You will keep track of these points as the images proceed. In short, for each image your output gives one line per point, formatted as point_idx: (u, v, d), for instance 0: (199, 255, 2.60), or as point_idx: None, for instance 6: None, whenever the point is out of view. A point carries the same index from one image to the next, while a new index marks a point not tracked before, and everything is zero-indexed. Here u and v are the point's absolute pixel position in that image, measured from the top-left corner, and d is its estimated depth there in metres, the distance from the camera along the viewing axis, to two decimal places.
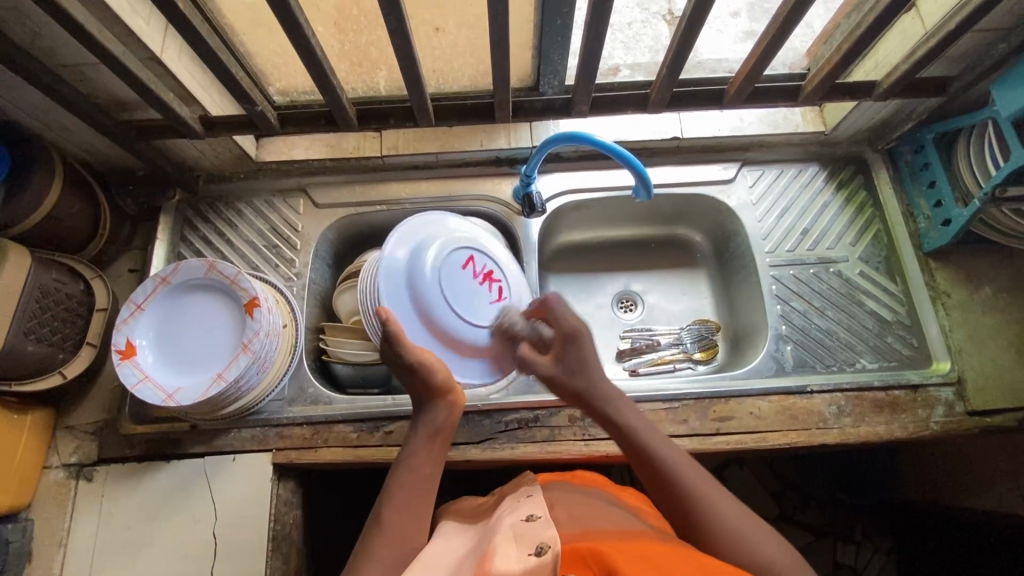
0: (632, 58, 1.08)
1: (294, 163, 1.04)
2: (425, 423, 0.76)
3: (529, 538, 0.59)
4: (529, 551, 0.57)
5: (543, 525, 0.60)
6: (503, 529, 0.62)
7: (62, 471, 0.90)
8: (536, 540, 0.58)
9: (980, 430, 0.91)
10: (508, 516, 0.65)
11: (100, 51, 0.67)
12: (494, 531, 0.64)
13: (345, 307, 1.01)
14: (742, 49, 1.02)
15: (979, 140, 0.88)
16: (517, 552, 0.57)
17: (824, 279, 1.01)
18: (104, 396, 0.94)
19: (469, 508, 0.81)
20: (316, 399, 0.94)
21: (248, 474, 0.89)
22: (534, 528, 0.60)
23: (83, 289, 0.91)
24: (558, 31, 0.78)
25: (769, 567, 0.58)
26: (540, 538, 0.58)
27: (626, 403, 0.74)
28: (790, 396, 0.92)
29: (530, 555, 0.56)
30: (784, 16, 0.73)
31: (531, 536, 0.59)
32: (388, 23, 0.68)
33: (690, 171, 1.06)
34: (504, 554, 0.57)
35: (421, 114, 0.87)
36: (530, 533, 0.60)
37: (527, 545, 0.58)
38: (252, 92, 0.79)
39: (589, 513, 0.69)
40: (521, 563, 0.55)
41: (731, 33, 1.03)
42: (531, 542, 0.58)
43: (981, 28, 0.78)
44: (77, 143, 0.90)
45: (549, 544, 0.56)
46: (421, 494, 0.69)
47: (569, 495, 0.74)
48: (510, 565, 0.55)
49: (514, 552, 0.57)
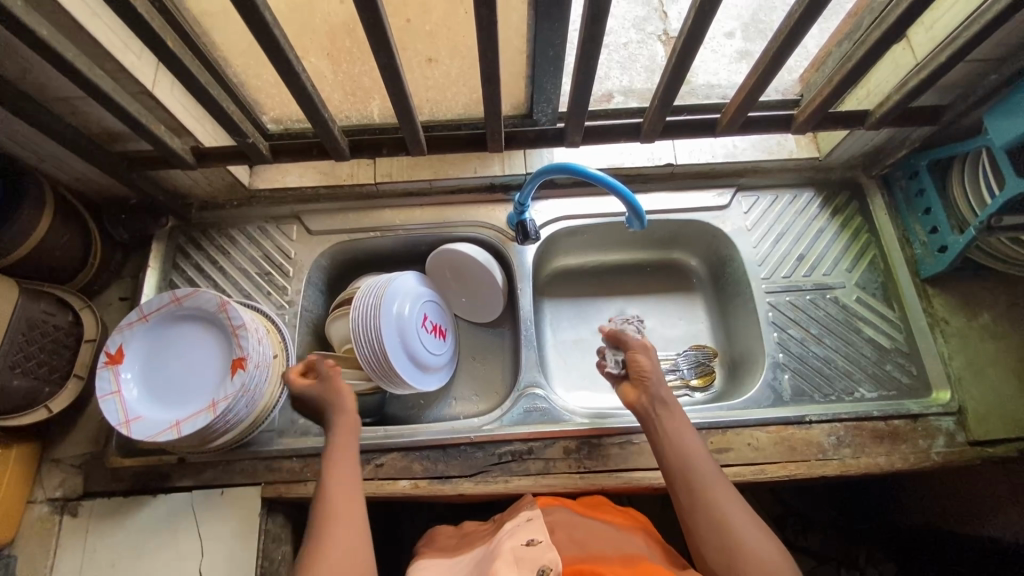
0: (628, 78, 1.09)
1: (288, 190, 1.04)
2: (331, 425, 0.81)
3: (530, 561, 0.60)
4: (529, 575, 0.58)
5: (543, 548, 0.61)
6: (504, 551, 0.63)
7: (46, 506, 0.88)
8: (537, 563, 0.59)
9: (981, 461, 0.89)
10: (509, 538, 0.66)
11: (90, 88, 0.66)
12: (494, 553, 0.65)
13: (337, 335, 1.00)
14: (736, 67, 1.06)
15: (972, 168, 0.88)
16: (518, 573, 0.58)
17: (821, 306, 1.00)
18: (91, 428, 0.93)
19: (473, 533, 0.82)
20: (307, 431, 0.92)
21: (237, 508, 0.87)
22: (534, 551, 0.61)
23: (71, 320, 0.90)
24: (550, 62, 0.78)
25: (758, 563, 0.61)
26: (541, 561, 0.59)
27: (672, 400, 0.77)
28: (789, 427, 0.90)
29: None
30: (773, 51, 0.73)
31: (532, 558, 0.60)
32: (379, 60, 0.68)
33: (685, 197, 1.06)
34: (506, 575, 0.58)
35: (414, 145, 0.87)
36: (530, 556, 0.60)
37: (528, 567, 0.59)
38: (243, 124, 0.79)
39: (591, 533, 0.69)
40: None
41: (726, 54, 1.07)
42: (532, 565, 0.59)
43: (974, 59, 0.78)
44: (69, 173, 0.90)
45: (549, 568, 0.57)
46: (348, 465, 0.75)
47: (571, 517, 0.72)
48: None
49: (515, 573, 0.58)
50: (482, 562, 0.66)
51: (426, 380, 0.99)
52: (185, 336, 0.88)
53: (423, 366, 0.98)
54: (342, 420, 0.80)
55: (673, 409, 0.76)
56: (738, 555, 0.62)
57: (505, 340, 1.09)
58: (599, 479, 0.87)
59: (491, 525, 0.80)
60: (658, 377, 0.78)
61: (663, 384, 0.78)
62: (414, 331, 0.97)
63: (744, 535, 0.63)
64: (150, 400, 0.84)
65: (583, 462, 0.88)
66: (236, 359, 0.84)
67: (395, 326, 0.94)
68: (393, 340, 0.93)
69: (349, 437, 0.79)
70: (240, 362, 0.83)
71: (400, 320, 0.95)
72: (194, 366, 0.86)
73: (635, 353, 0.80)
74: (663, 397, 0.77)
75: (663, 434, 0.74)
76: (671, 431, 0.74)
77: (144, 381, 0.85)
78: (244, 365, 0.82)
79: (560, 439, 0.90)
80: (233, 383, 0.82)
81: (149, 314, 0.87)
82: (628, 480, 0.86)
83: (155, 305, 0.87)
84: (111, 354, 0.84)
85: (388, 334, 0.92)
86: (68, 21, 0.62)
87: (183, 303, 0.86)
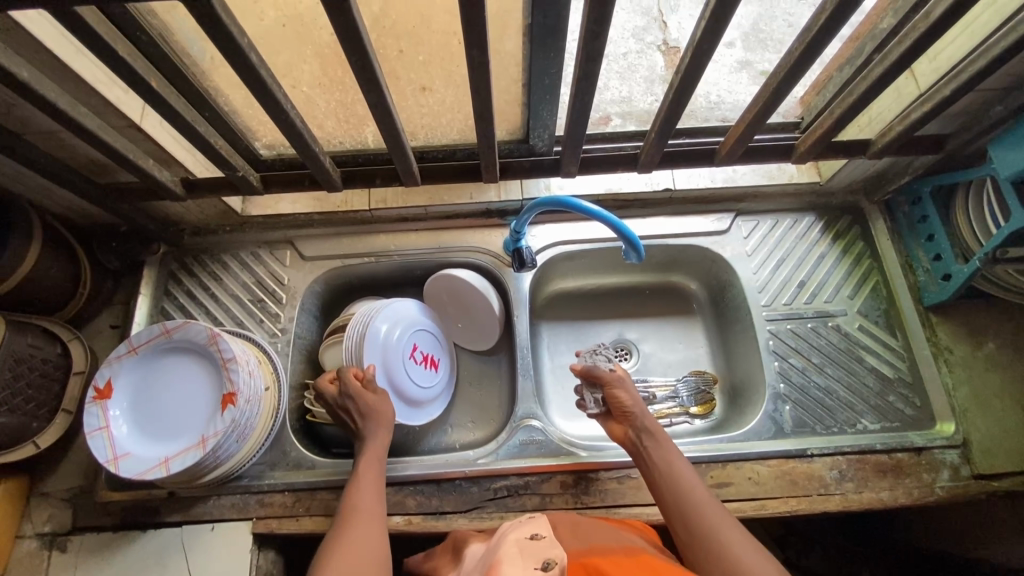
0: (627, 87, 1.08)
1: (281, 217, 1.03)
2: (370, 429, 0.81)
3: (535, 553, 0.55)
4: (534, 566, 0.53)
5: (549, 542, 0.56)
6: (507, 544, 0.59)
7: (34, 542, 0.87)
8: (542, 555, 0.53)
9: (987, 495, 0.87)
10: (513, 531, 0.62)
11: (75, 128, 0.65)
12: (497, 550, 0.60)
13: (330, 363, 0.98)
14: (737, 78, 1.04)
15: (977, 197, 0.86)
16: (523, 566, 0.53)
17: (822, 334, 0.98)
18: (81, 461, 0.92)
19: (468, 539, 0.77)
20: (299, 463, 0.91)
21: (228, 544, 0.85)
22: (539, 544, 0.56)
23: (60, 352, 0.88)
24: (546, 90, 0.76)
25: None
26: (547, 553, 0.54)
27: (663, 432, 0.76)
28: (790, 460, 0.89)
29: (536, 568, 0.52)
30: (774, 84, 0.72)
31: (537, 552, 0.55)
32: (369, 97, 0.66)
33: (683, 222, 1.05)
34: (510, 565, 0.53)
35: (407, 175, 0.86)
36: (535, 549, 0.55)
37: (532, 558, 0.54)
38: (233, 158, 0.78)
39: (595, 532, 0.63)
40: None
41: (726, 63, 1.06)
42: (538, 557, 0.53)
43: (981, 90, 0.76)
44: (57, 203, 0.89)
45: (556, 561, 0.52)
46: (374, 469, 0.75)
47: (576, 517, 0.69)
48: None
49: (520, 565, 0.53)
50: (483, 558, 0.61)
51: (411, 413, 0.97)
52: (176, 369, 0.86)
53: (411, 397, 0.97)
54: (381, 428, 0.81)
55: (660, 438, 0.76)
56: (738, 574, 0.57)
57: (502, 366, 1.08)
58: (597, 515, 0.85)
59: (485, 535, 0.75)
60: (637, 405, 0.80)
61: (646, 414, 0.79)
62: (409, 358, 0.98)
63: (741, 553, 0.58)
64: (140, 435, 0.82)
65: (580, 497, 0.87)
66: (227, 393, 0.82)
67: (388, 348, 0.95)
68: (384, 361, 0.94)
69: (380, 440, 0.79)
70: (230, 398, 0.82)
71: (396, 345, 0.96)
72: (184, 401, 0.84)
73: (610, 391, 0.81)
74: (647, 426, 0.78)
75: (653, 464, 0.73)
76: (662, 459, 0.73)
77: (134, 416, 0.83)
78: (234, 401, 0.81)
79: (556, 473, 0.88)
80: (222, 419, 0.81)
81: (138, 347, 0.85)
82: (626, 516, 0.85)
83: (145, 337, 0.85)
84: (100, 389, 0.82)
85: (375, 356, 0.92)
86: (51, 62, 0.61)
87: (172, 336, 0.85)
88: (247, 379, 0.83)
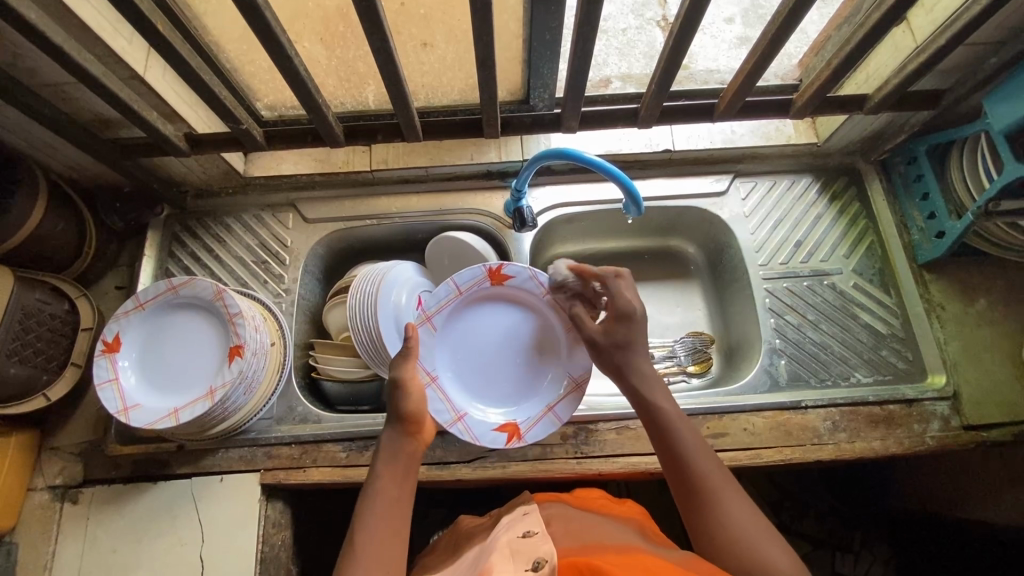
0: (627, 65, 1.06)
1: (283, 178, 1.04)
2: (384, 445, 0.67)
3: (526, 553, 0.57)
4: (525, 566, 0.55)
5: (539, 541, 0.59)
6: (501, 545, 0.61)
7: (46, 494, 0.89)
8: (533, 555, 0.56)
9: (975, 445, 0.90)
10: (506, 532, 0.64)
11: (80, 73, 0.66)
12: (492, 548, 0.63)
13: (334, 324, 1.00)
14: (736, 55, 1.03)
15: (972, 154, 0.87)
16: (514, 568, 0.55)
17: (817, 292, 1.00)
18: (91, 416, 0.93)
19: (470, 527, 0.80)
20: (305, 418, 0.93)
21: (236, 495, 0.87)
22: (531, 543, 0.59)
23: (68, 308, 0.90)
24: (546, 46, 0.77)
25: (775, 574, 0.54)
26: (537, 553, 0.56)
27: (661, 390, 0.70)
28: (785, 412, 0.91)
29: (526, 569, 0.54)
30: (772, 32, 0.72)
31: (529, 551, 0.57)
32: (372, 42, 0.67)
33: (682, 183, 1.06)
34: (502, 570, 0.56)
35: (409, 130, 0.87)
36: (527, 549, 0.58)
37: (524, 560, 0.56)
38: (236, 111, 0.78)
39: (589, 529, 0.66)
40: None
41: (725, 40, 1.05)
42: (529, 557, 0.56)
43: (974, 41, 0.77)
44: (62, 161, 0.89)
45: (546, 558, 0.54)
46: (395, 494, 0.62)
47: (569, 511, 0.73)
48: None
49: (511, 568, 0.56)
50: (478, 558, 0.63)
51: (498, 429, 0.84)
52: (183, 325, 0.88)
53: (486, 407, 0.85)
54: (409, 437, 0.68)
55: (654, 388, 0.70)
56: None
57: None
58: (596, 464, 0.88)
59: (484, 526, 0.78)
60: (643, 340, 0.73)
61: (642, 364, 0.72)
62: (546, 321, 0.87)
63: (768, 553, 0.56)
64: (149, 387, 0.84)
65: (580, 447, 0.89)
66: (234, 346, 0.84)
67: (468, 319, 0.87)
68: (438, 350, 0.85)
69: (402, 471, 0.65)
70: (237, 351, 0.83)
71: (541, 280, 0.86)
72: (192, 356, 0.86)
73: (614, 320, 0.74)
74: (639, 371, 0.72)
75: (651, 421, 0.68)
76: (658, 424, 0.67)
77: (142, 368, 0.85)
78: (241, 353, 0.82)
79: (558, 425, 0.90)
80: (230, 371, 0.82)
81: (145, 303, 0.87)
82: (625, 465, 0.87)
83: (151, 293, 0.86)
84: (107, 342, 0.83)
85: (387, 310, 0.92)
86: (56, 4, 0.61)
87: (179, 291, 0.86)
88: (253, 332, 0.84)
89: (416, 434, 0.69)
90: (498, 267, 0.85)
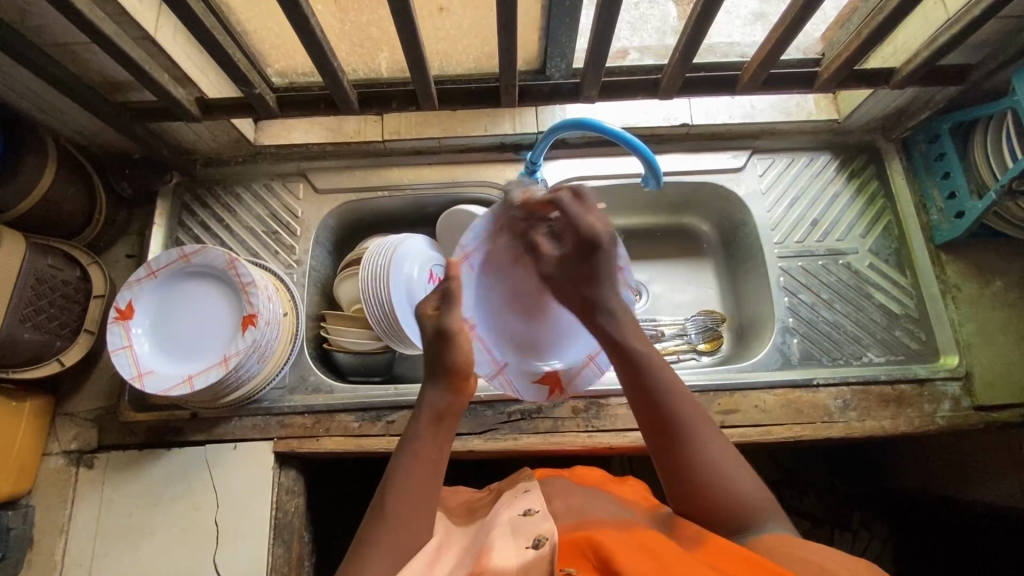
0: (640, 39, 1.01)
1: (294, 147, 1.02)
2: (423, 402, 0.66)
3: (526, 531, 0.58)
4: (526, 544, 0.56)
5: (541, 517, 0.59)
6: (501, 522, 0.61)
7: (62, 458, 0.90)
8: (533, 533, 0.57)
9: (985, 426, 0.90)
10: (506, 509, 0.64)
11: (91, 30, 0.64)
12: (492, 525, 0.63)
13: (345, 296, 0.99)
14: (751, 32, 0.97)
15: (996, 132, 0.85)
16: (514, 545, 0.56)
17: (832, 271, 0.99)
18: (104, 383, 0.94)
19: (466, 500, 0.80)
20: (318, 388, 0.93)
21: (249, 463, 0.88)
22: (530, 521, 0.59)
23: (79, 275, 0.89)
24: (566, 11, 0.75)
25: (741, 500, 0.57)
26: (538, 531, 0.57)
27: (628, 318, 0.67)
28: (796, 390, 0.91)
29: (527, 548, 0.55)
30: (802, 0, 0.70)
31: (529, 529, 0.58)
32: (391, 3, 0.65)
33: (699, 159, 1.04)
34: (502, 548, 0.56)
35: (425, 97, 0.85)
36: (527, 526, 0.58)
37: (525, 537, 0.57)
38: (249, 74, 0.77)
39: (587, 504, 0.67)
40: (519, 558, 0.54)
41: (740, 14, 0.97)
42: (529, 535, 0.57)
43: (1008, 13, 0.75)
44: (70, 125, 0.88)
45: (547, 537, 0.55)
46: (432, 455, 0.63)
47: (569, 485, 0.74)
48: (507, 560, 0.54)
49: (512, 545, 0.56)
50: (478, 534, 0.63)
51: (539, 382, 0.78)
52: (194, 293, 0.87)
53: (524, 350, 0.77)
54: (445, 388, 0.67)
55: (625, 321, 0.67)
56: (742, 514, 0.56)
57: None
58: (607, 438, 0.88)
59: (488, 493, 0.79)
60: (610, 268, 0.68)
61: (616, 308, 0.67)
62: None
63: (737, 484, 0.58)
64: (162, 354, 0.84)
65: (591, 421, 0.89)
66: (248, 315, 0.84)
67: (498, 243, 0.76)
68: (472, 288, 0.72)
69: (441, 434, 0.65)
70: (251, 320, 0.83)
71: None
72: (202, 327, 0.86)
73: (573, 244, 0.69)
74: (603, 300, 0.67)
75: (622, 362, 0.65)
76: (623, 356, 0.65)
77: (155, 336, 0.85)
78: (256, 323, 0.82)
79: (569, 400, 0.90)
80: (245, 339, 0.82)
81: (158, 271, 0.86)
82: (637, 439, 0.88)
83: (163, 262, 0.86)
84: (120, 310, 0.83)
85: (397, 286, 0.90)
86: None
87: (192, 260, 0.85)
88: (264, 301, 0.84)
89: (461, 388, 0.67)
90: (526, 185, 0.80)
